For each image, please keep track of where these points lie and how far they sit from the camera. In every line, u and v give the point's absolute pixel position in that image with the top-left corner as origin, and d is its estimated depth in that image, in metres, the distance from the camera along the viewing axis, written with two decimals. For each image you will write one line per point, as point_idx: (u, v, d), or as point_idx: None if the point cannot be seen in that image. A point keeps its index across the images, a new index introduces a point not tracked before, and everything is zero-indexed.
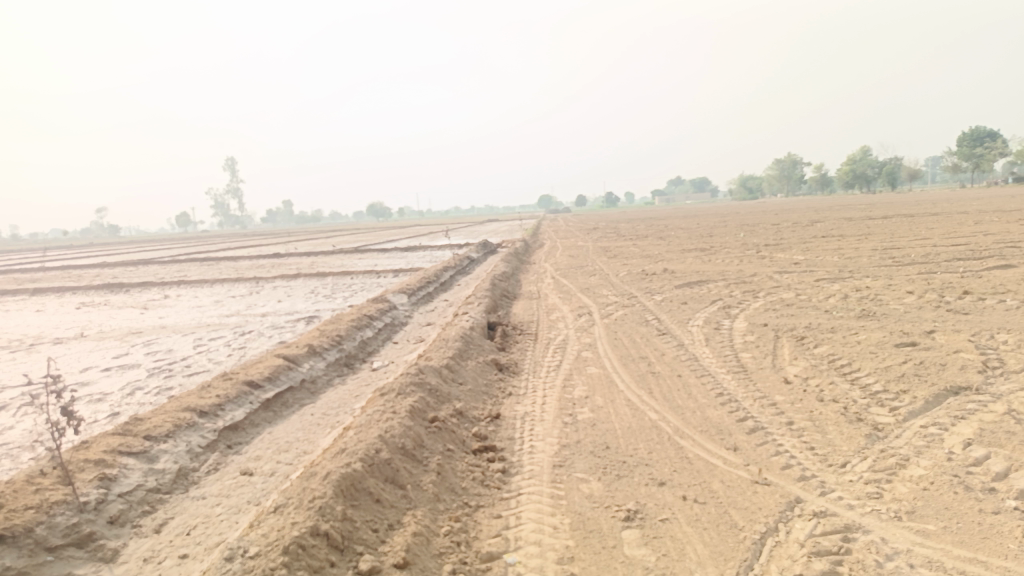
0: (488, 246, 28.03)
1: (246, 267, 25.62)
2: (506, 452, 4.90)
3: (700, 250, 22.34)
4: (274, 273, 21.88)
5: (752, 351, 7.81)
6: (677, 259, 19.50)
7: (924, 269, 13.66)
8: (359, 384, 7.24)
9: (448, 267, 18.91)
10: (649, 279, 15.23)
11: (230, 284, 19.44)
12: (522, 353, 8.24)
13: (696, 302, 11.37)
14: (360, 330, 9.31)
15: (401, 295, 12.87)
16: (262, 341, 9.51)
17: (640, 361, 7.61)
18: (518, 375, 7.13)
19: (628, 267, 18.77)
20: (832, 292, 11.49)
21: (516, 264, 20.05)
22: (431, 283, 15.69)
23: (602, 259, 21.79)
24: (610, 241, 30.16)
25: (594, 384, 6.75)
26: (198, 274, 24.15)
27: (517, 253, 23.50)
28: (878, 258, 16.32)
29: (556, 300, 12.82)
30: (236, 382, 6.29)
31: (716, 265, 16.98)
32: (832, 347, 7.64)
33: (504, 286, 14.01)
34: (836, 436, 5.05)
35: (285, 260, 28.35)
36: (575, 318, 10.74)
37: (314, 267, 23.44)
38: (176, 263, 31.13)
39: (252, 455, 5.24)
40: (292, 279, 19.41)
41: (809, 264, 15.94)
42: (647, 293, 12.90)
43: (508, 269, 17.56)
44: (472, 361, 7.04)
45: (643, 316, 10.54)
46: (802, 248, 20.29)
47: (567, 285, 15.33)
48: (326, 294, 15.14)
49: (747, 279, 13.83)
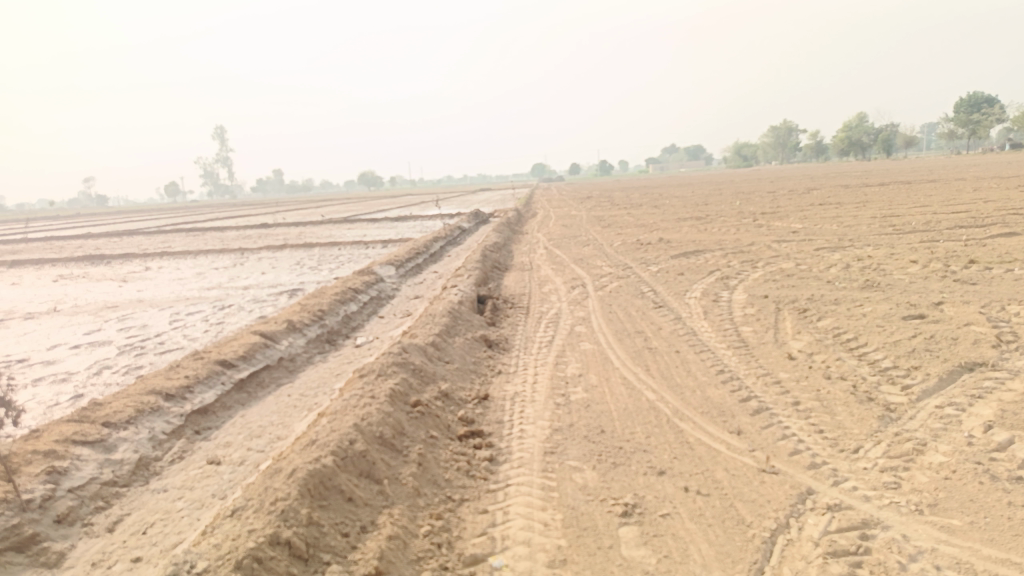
0: (480, 216, 27.55)
1: (232, 238, 25.13)
2: (494, 437, 4.55)
3: (696, 218, 21.95)
4: (260, 244, 21.44)
5: (753, 325, 7.47)
6: (673, 228, 19.10)
7: (926, 237, 13.31)
8: (341, 362, 6.88)
9: (439, 238, 18.49)
10: (644, 249, 14.85)
11: (215, 255, 19.01)
12: (512, 328, 7.88)
13: (694, 272, 11.01)
14: (344, 304, 8.92)
15: (389, 267, 12.48)
16: (242, 316, 9.14)
17: (636, 336, 7.26)
18: (508, 351, 6.78)
19: (623, 237, 18.37)
20: (833, 262, 11.14)
21: (509, 234, 19.64)
22: (420, 254, 15.29)
23: (596, 228, 21.40)
24: (604, 209, 29.72)
25: (588, 362, 6.39)
26: (183, 245, 23.66)
27: (509, 223, 23.07)
28: (878, 226, 15.98)
29: (548, 271, 12.44)
30: (207, 362, 5.92)
31: (713, 234, 16.60)
32: (836, 319, 7.30)
33: (495, 257, 13.63)
34: (848, 417, 4.71)
35: (273, 230, 27.84)
36: (568, 290, 10.37)
37: (302, 238, 22.99)
38: (162, 234, 30.62)
39: (222, 441, 4.90)
40: (279, 250, 18.98)
41: (808, 233, 15.57)
42: (643, 263, 12.53)
43: (500, 239, 17.16)
44: (460, 337, 6.68)
45: (639, 287, 10.18)
46: (799, 217, 19.91)
47: (560, 255, 14.95)
48: (312, 265, 14.75)
49: (745, 249, 13.46)
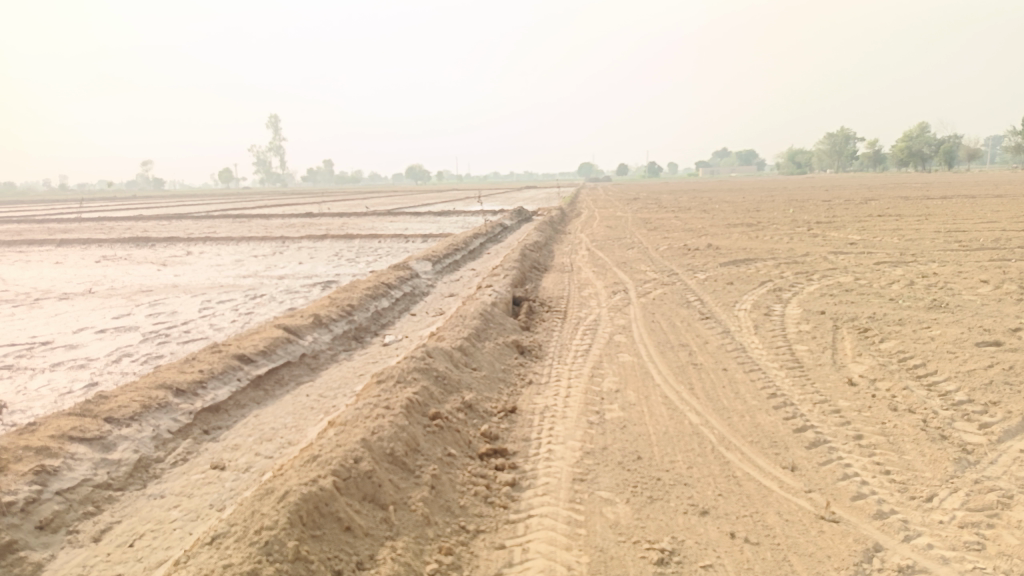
0: (524, 214, 27.14)
1: (276, 226, 25.23)
2: (518, 458, 4.14)
3: (746, 225, 21.20)
4: (302, 233, 21.38)
5: (807, 343, 6.91)
6: (722, 235, 18.42)
7: (997, 255, 12.44)
8: (366, 361, 6.55)
9: (480, 235, 18.14)
10: (691, 255, 14.26)
11: (256, 242, 19.00)
12: (548, 334, 7.46)
13: (743, 282, 10.43)
14: (376, 300, 8.62)
15: (426, 263, 12.16)
16: (271, 307, 8.91)
17: (679, 349, 6.78)
18: (542, 359, 6.36)
19: (669, 241, 17.77)
20: (894, 278, 10.43)
21: (551, 234, 19.20)
22: (459, 250, 14.96)
23: (642, 231, 20.82)
24: (650, 212, 29.06)
25: (627, 376, 5.94)
26: (227, 231, 23.80)
27: (553, 222, 22.60)
28: (943, 241, 15.08)
29: (590, 274, 11.98)
30: (224, 356, 5.65)
31: (764, 242, 15.90)
32: (901, 342, 6.69)
33: (535, 257, 13.21)
34: (918, 458, 4.17)
35: (316, 220, 27.90)
36: (609, 295, 9.90)
37: (344, 229, 22.91)
38: (209, 219, 30.99)
39: (230, 443, 4.60)
40: (319, 240, 18.87)
41: (866, 245, 14.77)
42: (689, 270, 11.98)
43: (542, 239, 16.73)
44: (490, 342, 6.28)
45: (684, 296, 9.65)
46: (857, 228, 19.02)
47: (603, 258, 14.47)
48: (349, 257, 14.54)
49: (799, 260, 12.78)
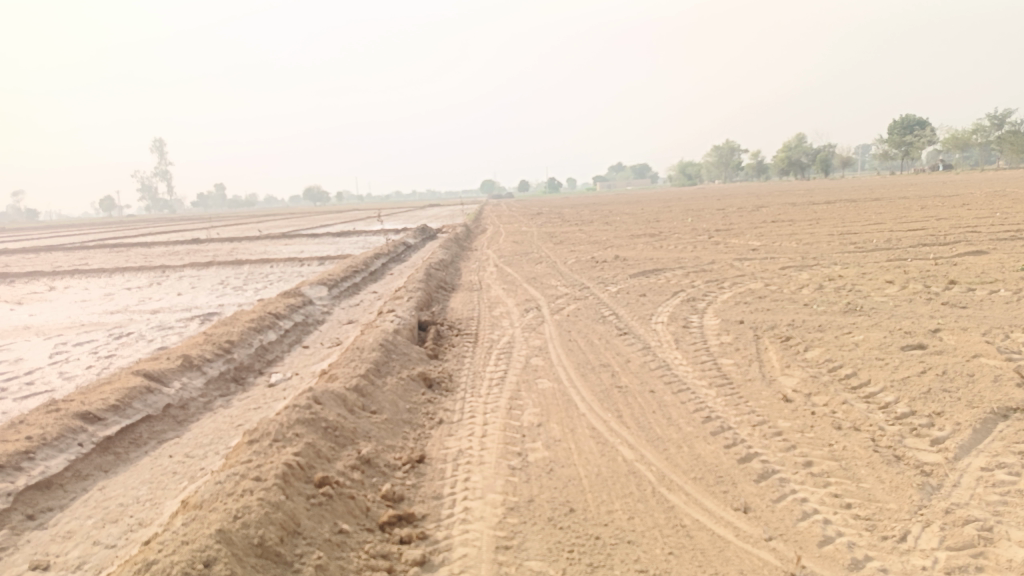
0: (427, 232, 26.32)
1: (157, 254, 23.32)
2: (428, 523, 3.41)
3: (650, 235, 21.22)
4: (187, 261, 19.75)
5: (733, 356, 6.51)
6: (627, 246, 18.28)
7: (893, 256, 12.70)
8: (246, 408, 5.64)
9: (381, 255, 17.22)
10: (600, 267, 13.93)
11: (132, 273, 17.35)
12: (458, 361, 6.74)
13: (657, 294, 10.07)
14: (261, 333, 7.66)
15: (321, 288, 11.21)
16: (138, 348, 7.78)
17: (602, 371, 6.22)
18: (452, 392, 5.64)
19: (576, 254, 17.44)
20: (803, 282, 10.36)
21: (456, 251, 18.53)
22: (359, 272, 14.05)
23: (549, 245, 20.47)
24: (554, 226, 28.91)
25: (547, 406, 5.31)
26: (100, 262, 21.76)
27: (457, 238, 21.92)
28: (839, 244, 15.43)
29: (498, 292, 11.36)
30: (62, 418, 4.64)
31: (671, 252, 15.81)
32: (827, 350, 6.39)
33: (440, 275, 12.49)
34: (878, 485, 3.73)
35: (203, 246, 26.05)
36: (520, 313, 9.30)
37: (235, 254, 21.43)
38: (83, 250, 28.51)
39: (61, 530, 3.65)
40: (205, 268, 17.43)
41: (769, 250, 14.88)
42: (600, 283, 11.57)
43: (446, 256, 16.03)
44: (392, 376, 5.52)
45: (599, 311, 9.18)
46: (756, 234, 19.34)
47: (511, 274, 13.91)
48: (237, 285, 13.34)
49: (708, 268, 12.64)
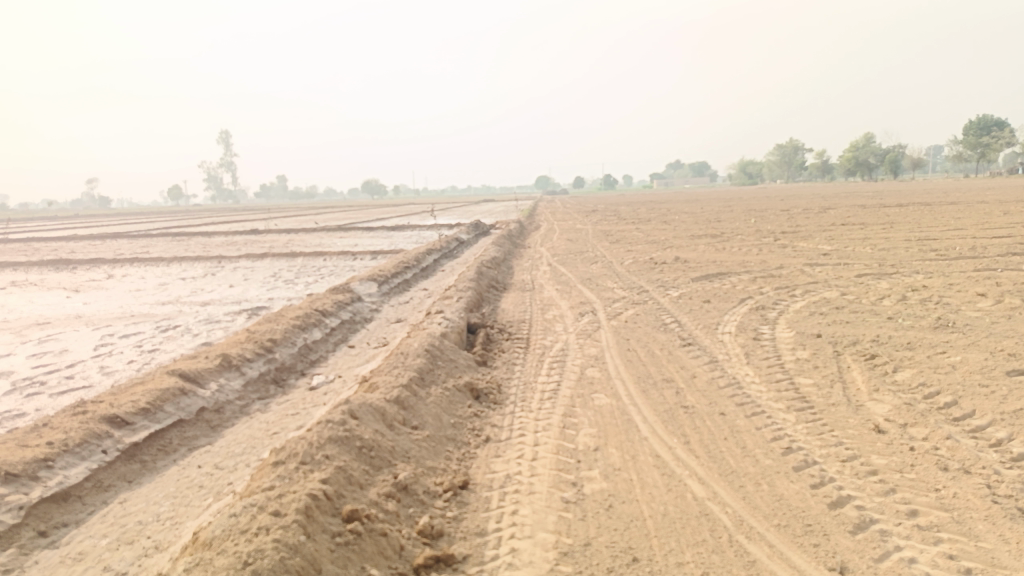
0: (481, 228, 26.00)
1: (215, 244, 23.62)
2: (469, 568, 2.98)
3: (711, 236, 20.44)
4: (243, 252, 19.88)
5: (812, 375, 5.90)
6: (687, 247, 17.58)
7: (981, 266, 11.74)
8: (283, 414, 5.32)
9: (433, 250, 16.94)
10: (660, 269, 13.32)
11: (189, 263, 17.49)
12: (508, 369, 6.30)
13: (722, 300, 9.45)
14: (306, 331, 7.37)
15: (371, 283, 10.93)
16: (181, 343, 7.59)
17: (665, 387, 5.69)
18: (501, 405, 5.21)
19: (633, 255, 16.82)
20: (882, 293, 9.59)
21: (510, 248, 18.13)
22: (410, 268, 13.77)
23: (604, 244, 19.87)
24: (610, 224, 28.25)
25: (605, 426, 4.82)
26: (160, 251, 22.12)
27: (510, 235, 21.52)
28: (918, 251, 14.45)
29: (552, 293, 10.89)
30: (88, 422, 4.39)
31: (734, 255, 15.06)
32: (920, 373, 5.73)
33: (493, 274, 12.10)
34: (1002, 546, 3.14)
35: (259, 237, 26.32)
36: (575, 317, 8.81)
37: (290, 246, 21.50)
38: (148, 238, 29.20)
39: (72, 550, 3.35)
40: (259, 259, 17.45)
41: (841, 256, 14.02)
42: (660, 286, 10.99)
43: (500, 254, 15.63)
44: (438, 386, 5.11)
45: (660, 318, 8.61)
46: (825, 238, 18.37)
47: (565, 274, 13.42)
48: (288, 278, 13.21)
49: (775, 273, 11.91)
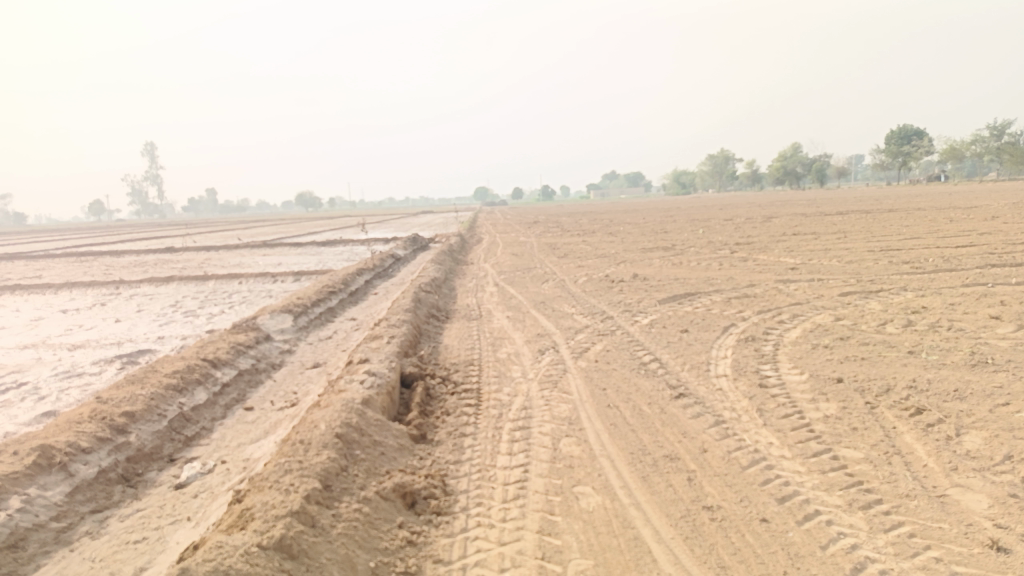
0: (417, 242, 24.21)
1: (119, 266, 21.13)
2: None
3: (664, 249, 19.26)
4: (148, 275, 17.62)
5: (856, 445, 4.50)
6: (643, 261, 16.29)
7: (969, 280, 10.71)
8: (122, 545, 3.58)
9: (365, 270, 15.11)
10: (620, 289, 11.89)
11: (79, 289, 15.18)
12: (456, 445, 4.70)
13: (703, 330, 8.05)
14: (184, 394, 5.59)
15: (286, 315, 9.14)
16: (15, 412, 5.69)
17: (671, 474, 4.17)
18: (448, 519, 3.59)
19: (586, 271, 15.42)
20: (882, 316, 8.34)
21: (450, 266, 16.49)
22: (336, 292, 12.02)
23: (553, 259, 18.49)
24: (556, 236, 26.97)
25: (605, 554, 3.26)
26: (52, 274, 19.51)
27: (450, 250, 19.83)
28: (890, 264, 13.41)
29: (502, 322, 9.32)
30: None
31: (697, 270, 13.77)
32: (997, 438, 4.38)
33: (432, 298, 10.45)
34: None
35: (173, 256, 23.85)
36: (533, 357, 7.21)
37: (205, 267, 19.32)
38: (49, 258, 26.35)
39: None
40: (164, 284, 15.29)
41: (812, 270, 12.90)
42: (626, 311, 9.52)
43: (440, 274, 13.99)
44: (352, 497, 3.45)
45: (636, 357, 7.10)
46: (783, 249, 17.38)
47: (514, 296, 11.84)
48: (190, 309, 11.25)
49: (750, 292, 10.63)
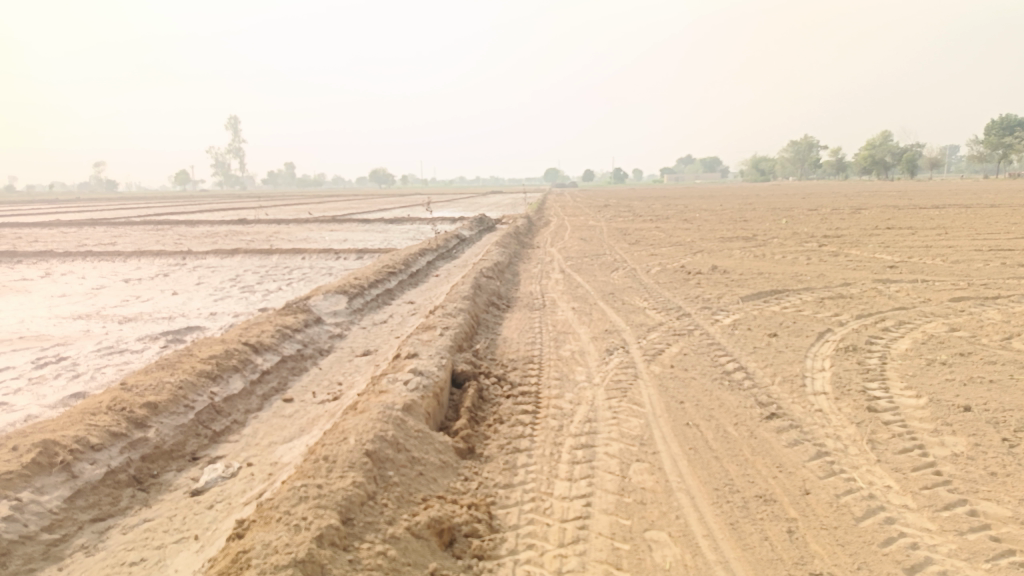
0: (485, 223, 23.65)
1: (190, 237, 21.35)
2: None
3: (744, 239, 18.10)
4: (215, 247, 17.65)
5: (1000, 498, 3.63)
6: (721, 252, 15.25)
7: None
8: (117, 566, 3.09)
9: (428, 251, 14.61)
10: (697, 283, 10.99)
11: (147, 258, 15.23)
12: (508, 463, 4.05)
13: (794, 335, 7.16)
14: (218, 383, 5.13)
15: (340, 296, 8.68)
16: (45, 390, 5.36)
17: (766, 522, 3.41)
18: (492, 567, 2.94)
19: (660, 260, 14.51)
20: (1005, 329, 7.24)
21: (516, 249, 15.85)
22: (397, 272, 11.55)
23: (625, 245, 17.60)
24: (627, 222, 25.96)
25: None
26: (126, 242, 19.81)
27: (517, 233, 19.17)
28: (1004, 266, 12.03)
29: (568, 314, 8.63)
30: None
31: (781, 265, 12.71)
32: None
33: (494, 285, 9.84)
34: None
35: (243, 228, 24.02)
36: (600, 358, 6.50)
37: (272, 241, 19.26)
38: (129, 226, 27.02)
39: None
40: (229, 257, 15.17)
41: (912, 270, 11.68)
42: (704, 309, 8.66)
43: (505, 258, 13.36)
44: (376, 535, 2.85)
45: (717, 364, 6.29)
46: (877, 245, 16.02)
47: (582, 285, 11.10)
48: (247, 284, 10.97)
49: (844, 293, 9.60)
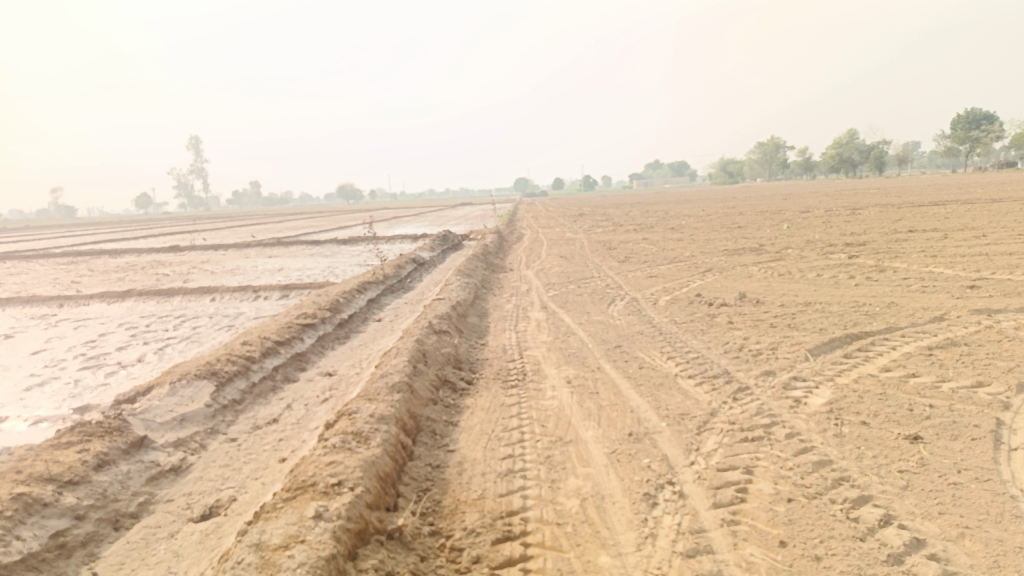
0: (448, 241, 20.49)
1: (97, 272, 17.85)
2: None
3: (754, 252, 15.28)
4: (114, 287, 14.25)
5: None
6: (737, 271, 12.32)
7: None
8: None
9: (370, 284, 11.49)
10: (729, 322, 7.98)
11: (11, 308, 11.85)
12: None
13: (955, 442, 4.17)
14: None
15: (203, 383, 5.53)
16: None
17: None
18: None
19: (664, 284, 11.52)
20: None
21: (483, 276, 12.77)
22: (318, 321, 8.42)
23: (614, 264, 14.60)
24: (609, 233, 23.00)
25: None
26: (9, 283, 16.28)
27: (484, 253, 16.03)
28: None
29: (562, 393, 5.57)
30: None
31: (826, 289, 9.77)
32: None
33: (449, 344, 6.76)
34: None
35: (165, 259, 20.54)
36: (636, 522, 3.44)
37: (191, 275, 15.95)
38: (43, 259, 23.43)
39: None
40: (117, 301, 11.88)
41: (1007, 292, 8.82)
42: (767, 378, 5.65)
43: (467, 292, 10.29)
44: None
45: (868, 530, 3.27)
46: (919, 254, 13.21)
47: (572, 331, 8.05)
48: (101, 351, 7.74)
49: (950, 337, 6.66)
